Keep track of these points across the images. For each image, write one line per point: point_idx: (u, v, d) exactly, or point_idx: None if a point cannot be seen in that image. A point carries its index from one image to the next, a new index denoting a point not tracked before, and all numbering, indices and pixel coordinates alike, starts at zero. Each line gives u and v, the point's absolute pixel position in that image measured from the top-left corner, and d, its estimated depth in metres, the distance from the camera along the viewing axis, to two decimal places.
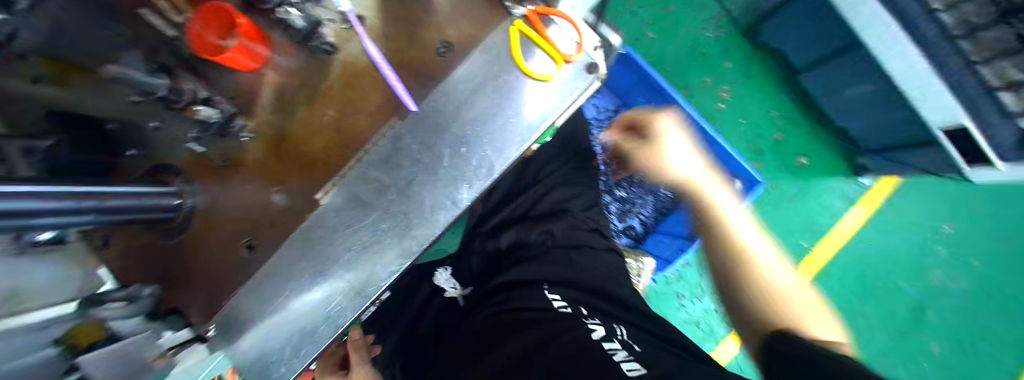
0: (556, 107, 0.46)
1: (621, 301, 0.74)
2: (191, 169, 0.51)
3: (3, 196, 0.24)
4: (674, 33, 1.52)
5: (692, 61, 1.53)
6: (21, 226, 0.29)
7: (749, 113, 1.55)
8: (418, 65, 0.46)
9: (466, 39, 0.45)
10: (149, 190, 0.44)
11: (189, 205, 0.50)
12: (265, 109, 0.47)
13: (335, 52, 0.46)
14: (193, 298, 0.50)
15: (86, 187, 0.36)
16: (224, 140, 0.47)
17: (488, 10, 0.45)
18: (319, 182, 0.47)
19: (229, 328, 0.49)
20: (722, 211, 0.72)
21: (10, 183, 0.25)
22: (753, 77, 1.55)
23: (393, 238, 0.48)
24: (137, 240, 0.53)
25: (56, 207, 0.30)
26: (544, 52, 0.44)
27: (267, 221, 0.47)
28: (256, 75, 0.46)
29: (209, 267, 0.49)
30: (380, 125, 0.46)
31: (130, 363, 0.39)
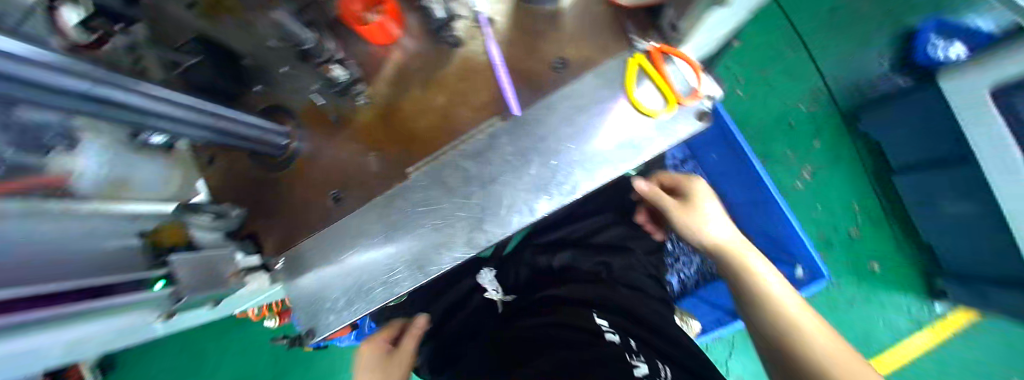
0: (661, 144, 0.45)
1: (676, 341, 0.56)
2: (305, 117, 0.55)
3: (91, 84, 0.24)
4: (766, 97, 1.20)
5: (780, 131, 1.21)
6: (136, 125, 0.31)
7: (836, 204, 1.22)
8: (531, 73, 0.49)
9: (582, 58, 0.48)
10: (263, 128, 0.49)
11: (294, 148, 0.54)
12: (382, 80, 0.51)
13: (460, 45, 0.50)
14: (274, 230, 0.55)
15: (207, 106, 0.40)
16: (341, 99, 0.52)
17: (613, 37, 0.47)
18: (413, 157, 0.51)
19: (295, 265, 0.53)
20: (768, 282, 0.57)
21: (112, 79, 0.27)
22: (847, 164, 1.21)
23: (464, 227, 0.49)
24: (238, 166, 0.58)
25: (167, 115, 0.33)
26: (657, 88, 0.45)
27: (358, 179, 0.52)
28: (385, 50, 0.51)
29: (297, 206, 0.54)
30: (481, 120, 0.50)
31: (208, 273, 0.41)
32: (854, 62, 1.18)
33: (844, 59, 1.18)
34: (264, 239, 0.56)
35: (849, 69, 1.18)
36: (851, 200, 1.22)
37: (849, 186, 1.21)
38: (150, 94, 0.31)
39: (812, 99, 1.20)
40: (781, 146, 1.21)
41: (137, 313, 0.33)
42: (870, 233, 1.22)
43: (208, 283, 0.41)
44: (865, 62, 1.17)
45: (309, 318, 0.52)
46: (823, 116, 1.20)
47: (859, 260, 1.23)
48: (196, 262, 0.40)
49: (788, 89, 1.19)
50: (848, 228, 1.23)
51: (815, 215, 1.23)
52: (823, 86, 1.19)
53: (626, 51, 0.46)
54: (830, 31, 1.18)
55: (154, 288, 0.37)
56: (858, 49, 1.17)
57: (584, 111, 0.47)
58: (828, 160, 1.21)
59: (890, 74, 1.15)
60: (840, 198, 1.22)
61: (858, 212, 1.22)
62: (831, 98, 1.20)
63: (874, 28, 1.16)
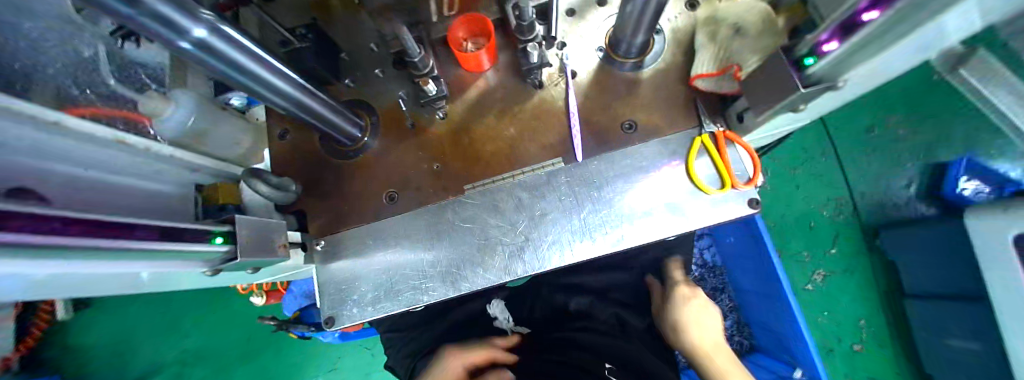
0: (711, 219, 0.47)
1: None
2: (383, 115, 0.59)
3: (239, 55, 0.32)
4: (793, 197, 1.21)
5: (798, 230, 1.21)
6: (255, 91, 0.38)
7: (842, 314, 1.16)
8: (598, 126, 0.53)
9: (649, 125, 0.52)
10: (345, 119, 0.53)
11: (364, 141, 0.58)
12: (463, 100, 0.56)
13: (542, 88, 0.55)
14: (324, 211, 0.58)
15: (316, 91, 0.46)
16: (421, 110, 0.57)
17: (681, 114, 0.53)
18: (473, 176, 0.54)
19: (334, 249, 0.55)
20: None
21: (259, 54, 0.35)
22: (859, 278, 1.17)
23: (504, 253, 0.50)
24: (307, 144, 0.61)
25: (283, 90, 0.40)
26: (715, 168, 0.49)
27: (416, 183, 0.56)
28: (474, 76, 0.56)
29: (351, 194, 0.58)
30: (545, 157, 0.53)
31: (262, 239, 0.43)
32: (883, 180, 1.17)
33: (874, 178, 1.18)
34: (312, 218, 0.58)
35: (878, 186, 1.18)
36: (858, 315, 1.16)
37: (860, 301, 1.16)
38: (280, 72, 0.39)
39: (835, 207, 1.19)
40: (797, 247, 1.20)
41: (182, 260, 0.35)
42: (874, 354, 1.14)
43: (259, 248, 0.42)
44: (891, 184, 1.17)
45: (333, 305, 0.53)
46: (843, 226, 1.19)
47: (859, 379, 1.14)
48: (252, 228, 0.42)
49: (809, 191, 1.20)
50: (851, 341, 1.15)
51: (819, 322, 1.17)
52: (848, 194, 1.19)
53: (691, 130, 0.51)
54: (862, 147, 1.19)
55: (215, 242, 0.37)
56: (889, 172, 1.17)
57: (642, 172, 0.50)
58: (842, 267, 1.18)
59: (914, 200, 1.14)
60: (847, 311, 1.16)
61: (864, 327, 1.15)
62: (855, 210, 1.18)
63: (908, 155, 1.16)
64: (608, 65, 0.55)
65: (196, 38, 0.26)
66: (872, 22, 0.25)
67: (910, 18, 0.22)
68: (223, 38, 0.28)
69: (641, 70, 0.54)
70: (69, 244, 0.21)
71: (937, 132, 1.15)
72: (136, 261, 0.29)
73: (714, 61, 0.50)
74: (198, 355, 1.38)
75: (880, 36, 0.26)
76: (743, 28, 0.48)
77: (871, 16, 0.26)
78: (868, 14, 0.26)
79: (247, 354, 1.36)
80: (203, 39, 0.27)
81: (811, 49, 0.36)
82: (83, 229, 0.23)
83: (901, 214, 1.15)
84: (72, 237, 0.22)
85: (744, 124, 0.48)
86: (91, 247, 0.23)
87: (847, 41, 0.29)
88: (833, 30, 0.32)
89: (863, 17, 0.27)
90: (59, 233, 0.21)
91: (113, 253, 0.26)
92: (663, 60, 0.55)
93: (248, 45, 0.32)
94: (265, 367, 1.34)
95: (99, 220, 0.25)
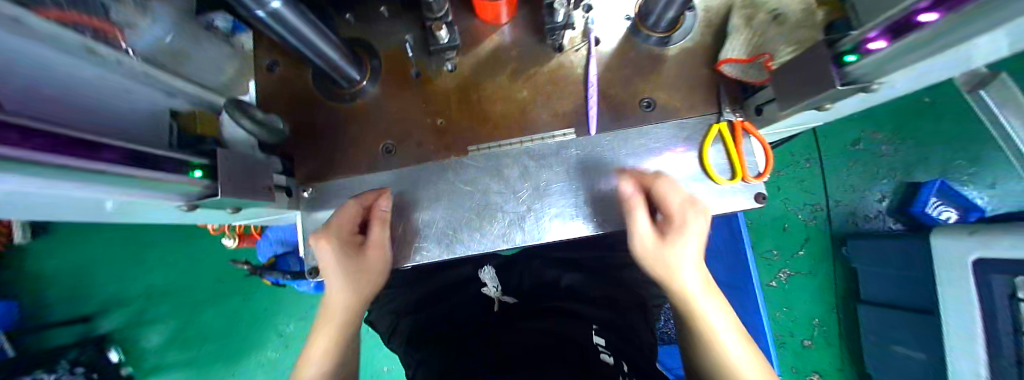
0: (710, 208, 0.48)
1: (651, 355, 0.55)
2: (386, 61, 0.55)
3: (294, 19, 0.36)
4: (772, 198, 1.23)
5: (771, 230, 1.24)
6: (305, 53, 0.43)
7: (799, 310, 1.21)
8: (617, 101, 0.51)
9: (668, 106, 0.51)
10: (344, 58, 0.47)
11: (362, 86, 0.53)
12: (476, 56, 0.53)
13: (562, 52, 0.52)
14: (314, 156, 0.55)
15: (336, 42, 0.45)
16: (429, 60, 0.54)
17: (704, 97, 0.50)
18: (478, 138, 0.52)
19: (321, 196, 0.53)
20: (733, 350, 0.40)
21: (312, 19, 0.39)
22: (820, 280, 1.21)
23: (504, 221, 0.49)
24: (299, 81, 0.57)
25: (320, 53, 0.43)
26: (728, 159, 0.48)
27: (417, 138, 0.54)
28: (491, 32, 0.53)
29: (347, 142, 0.55)
30: (555, 127, 0.51)
31: (246, 178, 0.39)
32: (860, 191, 1.20)
33: (851, 188, 1.20)
34: (301, 163, 0.55)
35: (853, 196, 1.21)
36: (813, 314, 1.21)
37: (817, 300, 1.21)
38: (327, 40, 0.43)
39: (811, 212, 1.22)
40: (767, 246, 1.24)
41: (158, 191, 0.31)
42: (822, 350, 1.21)
43: (243, 187, 0.39)
44: (867, 196, 1.20)
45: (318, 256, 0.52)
46: (815, 230, 1.22)
47: (802, 370, 1.21)
48: (234, 163, 0.37)
49: (791, 195, 1.22)
50: (802, 337, 1.21)
51: (777, 316, 1.22)
52: (824, 202, 1.22)
53: (710, 115, 0.49)
54: (847, 159, 1.21)
55: (193, 175, 0.33)
56: (865, 186, 1.20)
57: (651, 156, 0.48)
58: (806, 269, 1.22)
59: (884, 214, 1.18)
60: (805, 308, 1.21)
61: (816, 326, 1.21)
62: (828, 218, 1.22)
63: (887, 172, 1.19)
64: (631, 38, 0.52)
65: (271, 6, 0.33)
66: (928, 25, 0.24)
67: (970, 23, 0.22)
68: (292, 11, 0.35)
69: (667, 47, 0.51)
70: (39, 160, 0.18)
71: (919, 153, 1.18)
72: (108, 186, 0.26)
73: (746, 47, 0.48)
74: (169, 290, 1.38)
75: (932, 41, 0.26)
76: (782, 15, 0.47)
77: (929, 19, 0.25)
78: (924, 16, 0.25)
79: (222, 293, 1.36)
80: (274, 7, 0.33)
81: (856, 45, 0.33)
82: (52, 144, 0.20)
83: (870, 226, 1.19)
84: (39, 151, 0.18)
85: (764, 115, 0.47)
86: (56, 165, 0.19)
87: (898, 42, 0.28)
88: (883, 27, 0.30)
89: (918, 19, 0.26)
90: (26, 146, 0.17)
91: (83, 174, 0.22)
92: (691, 38, 0.51)
93: (311, 19, 0.38)
94: (239, 310, 1.34)
95: (71, 134, 0.21)
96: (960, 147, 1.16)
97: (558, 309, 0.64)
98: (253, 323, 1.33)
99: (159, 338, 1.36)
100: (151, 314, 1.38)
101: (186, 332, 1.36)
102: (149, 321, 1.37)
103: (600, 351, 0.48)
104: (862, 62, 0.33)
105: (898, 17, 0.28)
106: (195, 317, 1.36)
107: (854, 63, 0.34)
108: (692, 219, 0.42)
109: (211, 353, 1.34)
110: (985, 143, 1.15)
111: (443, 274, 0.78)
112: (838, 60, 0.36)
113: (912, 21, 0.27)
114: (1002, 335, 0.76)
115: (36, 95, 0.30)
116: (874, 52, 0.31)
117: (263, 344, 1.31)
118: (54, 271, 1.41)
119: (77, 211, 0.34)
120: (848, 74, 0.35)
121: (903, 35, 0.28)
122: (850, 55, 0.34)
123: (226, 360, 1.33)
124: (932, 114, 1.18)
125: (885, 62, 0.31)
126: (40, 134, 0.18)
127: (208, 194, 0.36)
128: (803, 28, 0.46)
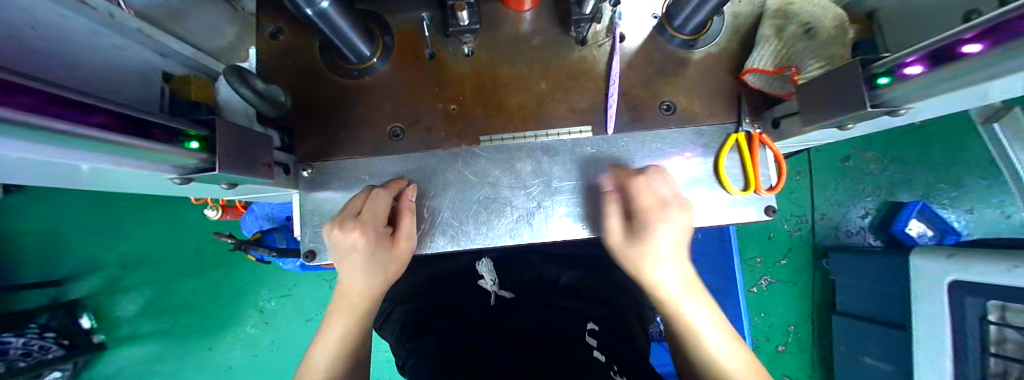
0: (719, 218, 0.48)
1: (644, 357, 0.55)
2: (399, 39, 0.52)
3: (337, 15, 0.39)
4: None
5: (756, 238, 1.27)
6: (334, 44, 0.45)
7: (777, 317, 1.25)
8: (639, 102, 0.51)
9: (689, 111, 0.51)
10: (358, 33, 0.45)
11: (372, 63, 0.51)
12: (496, 43, 0.52)
13: (584, 46, 0.51)
14: (316, 134, 0.52)
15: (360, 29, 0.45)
16: (446, 40, 0.52)
17: (724, 105, 0.51)
18: (492, 128, 0.51)
19: (321, 176, 0.51)
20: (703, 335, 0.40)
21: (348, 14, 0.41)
22: (800, 289, 1.25)
23: (512, 216, 0.48)
24: (303, 51, 0.53)
25: (351, 44, 0.45)
26: (742, 170, 0.48)
27: (427, 123, 0.52)
28: (514, 18, 0.51)
29: (353, 121, 0.52)
30: (572, 123, 0.51)
31: (244, 154, 0.37)
32: (844, 207, 1.23)
33: (835, 202, 1.23)
34: (301, 141, 0.52)
35: (837, 211, 1.23)
36: (790, 320, 1.25)
37: (794, 308, 1.25)
38: (358, 35, 0.45)
39: (796, 222, 1.25)
40: (751, 253, 1.27)
41: (150, 162, 0.28)
42: (794, 355, 1.24)
43: (241, 164, 0.36)
44: (849, 212, 1.22)
45: (314, 238, 0.50)
46: (798, 241, 1.25)
47: (776, 374, 1.24)
48: (232, 137, 0.35)
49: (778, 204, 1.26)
50: (777, 343, 1.25)
51: (755, 321, 1.26)
52: (809, 214, 1.25)
53: (728, 124, 0.50)
54: (838, 176, 1.24)
55: (188, 147, 0.30)
56: (850, 200, 1.23)
57: (665, 159, 0.49)
58: (787, 277, 1.25)
59: (865, 230, 1.20)
60: (783, 315, 1.25)
61: (791, 332, 1.24)
62: (811, 229, 1.25)
63: (871, 189, 1.22)
64: (657, 36, 0.51)
65: (321, 6, 0.36)
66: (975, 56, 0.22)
67: (1014, 60, 0.20)
68: (336, 9, 0.38)
69: (694, 50, 0.51)
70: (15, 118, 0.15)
71: (905, 174, 1.21)
72: (94, 153, 0.23)
73: (775, 58, 0.47)
74: (146, 258, 1.34)
75: (972, 73, 0.24)
76: (814, 30, 0.45)
77: (973, 49, 0.22)
78: (968, 46, 0.23)
79: (204, 264, 1.32)
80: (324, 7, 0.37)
81: (890, 67, 0.30)
82: (43, 102, 0.17)
83: (850, 240, 1.21)
84: (24, 110, 0.16)
85: (780, 129, 0.47)
86: (39, 126, 0.17)
87: (938, 68, 0.26)
88: (922, 53, 0.27)
89: (960, 49, 0.24)
90: (8, 107, 0.15)
91: (71, 139, 0.20)
92: (717, 44, 0.51)
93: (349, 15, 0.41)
94: (220, 283, 1.30)
95: (59, 93, 0.19)
96: (943, 171, 1.19)
97: (556, 309, 0.62)
98: (233, 296, 1.29)
99: (134, 307, 1.31)
100: (126, 282, 1.33)
101: (162, 303, 1.32)
102: (123, 289, 1.33)
103: (594, 350, 0.49)
104: (898, 86, 0.30)
105: (940, 42, 0.26)
106: (173, 288, 1.32)
107: (887, 86, 0.31)
108: (669, 223, 0.39)
109: (188, 325, 1.31)
110: (969, 171, 1.19)
111: (445, 270, 0.77)
112: (870, 83, 0.33)
113: (955, 49, 0.24)
114: (971, 354, 0.80)
115: (25, 41, 0.28)
116: (908, 78, 0.28)
117: (242, 318, 1.28)
118: (24, 231, 1.34)
119: (55, 172, 0.31)
120: (881, 97, 0.32)
121: (943, 64, 0.25)
122: (883, 78, 0.31)
123: (204, 333, 1.29)
124: (921, 138, 1.22)
125: (919, 89, 0.28)
126: (23, 90, 0.16)
127: (203, 168, 0.33)
128: (834, 44, 0.45)
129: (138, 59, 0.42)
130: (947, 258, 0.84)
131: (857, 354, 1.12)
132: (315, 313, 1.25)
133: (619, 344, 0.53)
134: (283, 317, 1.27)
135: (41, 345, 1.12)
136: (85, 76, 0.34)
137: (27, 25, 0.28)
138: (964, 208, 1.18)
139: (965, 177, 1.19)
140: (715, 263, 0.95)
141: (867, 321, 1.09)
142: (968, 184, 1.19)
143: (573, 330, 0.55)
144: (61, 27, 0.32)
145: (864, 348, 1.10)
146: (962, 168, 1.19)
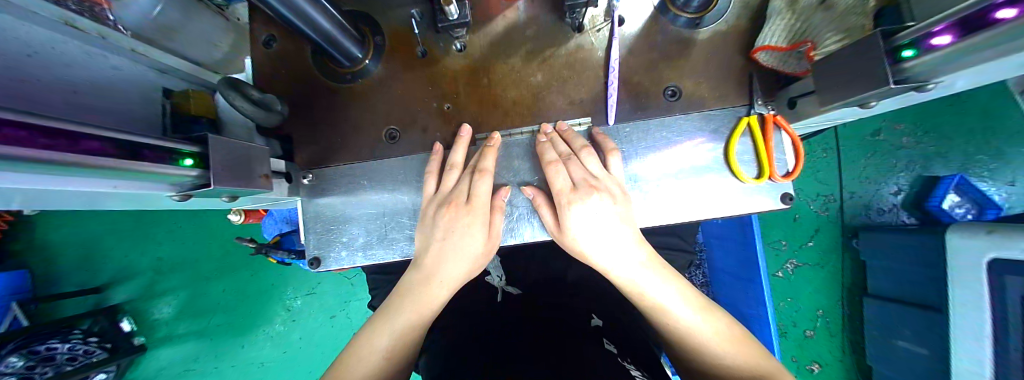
0: (736, 200, 0.46)
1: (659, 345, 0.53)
2: (392, 40, 0.51)
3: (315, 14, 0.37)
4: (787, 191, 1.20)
5: (780, 222, 1.22)
6: (322, 47, 0.44)
7: (804, 301, 1.21)
8: (640, 89, 0.49)
9: (693, 95, 0.48)
10: (347, 38, 0.44)
11: (365, 65, 0.50)
12: (486, 36, 0.50)
13: (581, 33, 0.49)
14: (313, 141, 0.53)
15: (346, 29, 0.43)
16: (437, 37, 0.51)
17: (734, 87, 0.48)
18: (489, 124, 0.50)
19: (323, 182, 0.51)
20: (652, 296, 0.40)
21: (331, 16, 0.39)
22: (828, 271, 1.20)
23: (512, 215, 0.47)
24: (296, 59, 0.53)
25: (339, 44, 0.44)
26: (756, 160, 0.45)
27: (421, 123, 0.51)
28: (508, 4, 0.49)
29: (349, 123, 0.52)
30: (572, 115, 0.50)
31: (241, 164, 0.37)
32: (874, 184, 1.16)
33: (864, 179, 1.16)
34: (301, 148, 0.53)
35: (867, 189, 1.16)
36: (818, 305, 1.20)
37: (821, 292, 1.20)
38: (343, 34, 0.43)
39: (823, 203, 1.19)
40: (776, 237, 1.22)
41: (149, 181, 0.29)
42: (824, 340, 1.20)
43: (240, 176, 0.36)
44: (882, 189, 1.15)
45: (321, 245, 0.50)
46: (825, 221, 1.19)
47: (804, 359, 1.21)
48: (229, 151, 0.35)
49: (802, 185, 1.20)
50: (804, 327, 1.21)
51: (780, 306, 1.22)
52: (838, 193, 1.18)
53: (740, 108, 0.47)
54: (866, 153, 1.16)
55: (182, 165, 0.30)
56: (880, 177, 1.15)
57: (669, 148, 0.46)
58: (813, 260, 1.20)
59: (897, 208, 1.13)
60: (809, 299, 1.21)
61: (820, 317, 1.20)
62: (840, 208, 1.18)
63: (903, 166, 1.14)
64: (660, 16, 0.48)
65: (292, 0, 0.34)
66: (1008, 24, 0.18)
67: None
68: (319, 12, 0.37)
69: (699, 29, 0.48)
70: (8, 155, 0.16)
71: (940, 147, 1.12)
72: (96, 177, 0.24)
73: (788, 31, 0.43)
74: (177, 263, 1.41)
75: (1005, 41, 0.20)
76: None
77: (1007, 16, 0.19)
78: (1001, 10, 0.19)
79: (227, 268, 1.38)
80: (306, 10, 0.36)
81: (914, 39, 0.26)
82: (27, 134, 0.18)
83: (882, 219, 1.14)
84: (17, 145, 0.16)
85: (797, 109, 0.43)
86: (33, 158, 0.17)
87: (968, 39, 0.22)
88: (952, 21, 0.23)
89: (994, 14, 0.20)
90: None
91: (68, 167, 0.20)
92: (726, 20, 0.48)
93: (331, 13, 0.39)
94: (246, 284, 1.36)
95: (51, 122, 0.19)
96: (982, 143, 1.11)
97: (563, 307, 0.60)
98: (258, 298, 1.35)
99: (169, 310, 1.40)
100: (161, 286, 1.41)
101: (194, 305, 1.39)
102: (160, 293, 1.41)
103: (604, 344, 0.49)
104: (925, 59, 0.26)
105: (970, 8, 0.22)
106: (203, 290, 1.39)
107: (913, 59, 0.27)
108: (593, 193, 0.41)
109: (220, 326, 1.37)
110: (1014, 139, 1.09)
111: None
112: (892, 56, 0.29)
113: (988, 16, 0.20)
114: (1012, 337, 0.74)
115: (16, 64, 0.28)
116: (935, 50, 0.24)
117: (271, 317, 1.34)
118: (66, 242, 1.44)
119: (63, 195, 0.33)
120: (904, 71, 0.28)
121: (975, 32, 0.21)
122: (908, 50, 0.27)
123: (235, 332, 1.36)
124: (962, 108, 1.12)
125: (946, 61, 0.24)
126: (10, 124, 0.16)
127: (199, 184, 0.33)
128: (852, 14, 0.39)
129: (137, 77, 0.43)
130: (985, 235, 0.77)
131: (889, 338, 1.06)
132: (338, 310, 1.29)
133: (627, 343, 0.51)
134: (307, 314, 1.31)
135: (84, 350, 1.20)
136: (87, 99, 0.35)
137: (20, 50, 0.29)
138: (1005, 181, 1.09)
139: (1006, 146, 1.10)
140: (731, 247, 0.92)
141: (898, 303, 1.03)
142: (1010, 154, 1.10)
143: (578, 327, 0.53)
144: (54, 51, 0.33)
145: (897, 332, 1.04)
146: (1005, 139, 1.10)
